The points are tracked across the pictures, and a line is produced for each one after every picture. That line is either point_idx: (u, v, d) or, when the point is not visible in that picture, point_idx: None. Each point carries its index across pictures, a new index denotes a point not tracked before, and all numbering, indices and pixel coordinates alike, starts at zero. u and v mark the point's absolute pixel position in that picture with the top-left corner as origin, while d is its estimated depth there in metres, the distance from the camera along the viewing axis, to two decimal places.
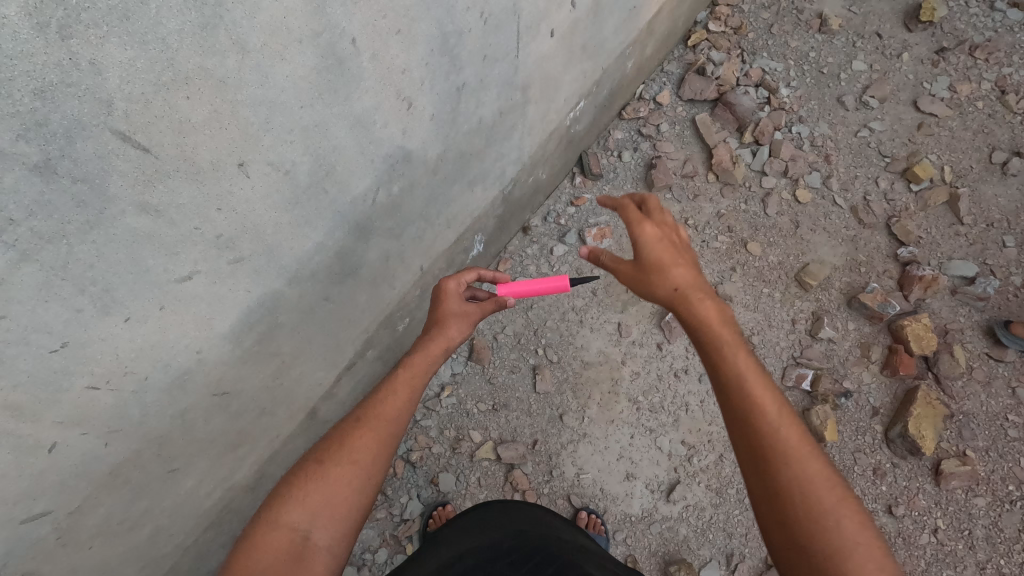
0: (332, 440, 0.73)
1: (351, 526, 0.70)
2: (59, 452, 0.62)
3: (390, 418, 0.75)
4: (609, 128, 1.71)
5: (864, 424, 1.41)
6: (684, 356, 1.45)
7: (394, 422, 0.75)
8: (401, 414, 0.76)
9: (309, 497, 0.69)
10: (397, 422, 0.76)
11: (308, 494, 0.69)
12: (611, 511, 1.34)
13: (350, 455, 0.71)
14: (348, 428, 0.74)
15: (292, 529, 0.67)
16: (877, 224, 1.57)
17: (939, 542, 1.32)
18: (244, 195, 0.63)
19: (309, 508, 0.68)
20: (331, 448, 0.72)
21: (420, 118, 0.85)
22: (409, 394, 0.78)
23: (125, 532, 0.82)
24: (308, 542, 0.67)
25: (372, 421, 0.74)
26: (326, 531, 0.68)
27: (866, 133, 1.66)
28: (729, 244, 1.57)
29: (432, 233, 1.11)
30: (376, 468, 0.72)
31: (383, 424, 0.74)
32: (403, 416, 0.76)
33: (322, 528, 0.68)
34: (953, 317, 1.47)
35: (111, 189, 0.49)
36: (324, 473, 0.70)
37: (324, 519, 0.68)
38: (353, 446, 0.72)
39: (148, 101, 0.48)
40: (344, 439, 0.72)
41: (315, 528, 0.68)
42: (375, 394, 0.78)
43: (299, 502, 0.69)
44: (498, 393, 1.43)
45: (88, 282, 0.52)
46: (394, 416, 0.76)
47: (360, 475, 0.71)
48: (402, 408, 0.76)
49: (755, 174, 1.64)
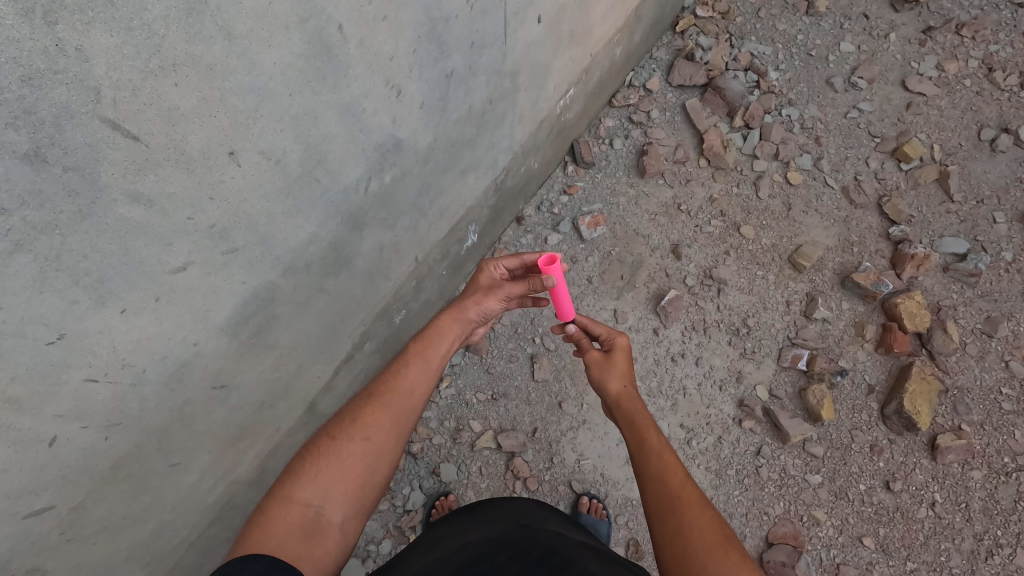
0: (348, 417, 0.77)
1: (363, 503, 0.74)
2: (59, 446, 0.63)
3: (404, 393, 0.80)
4: (600, 116, 1.71)
5: (860, 402, 1.43)
6: (680, 340, 1.47)
7: (410, 399, 0.81)
8: (417, 390, 0.82)
9: (322, 475, 0.72)
10: (411, 403, 0.81)
11: (322, 471, 0.72)
12: (612, 496, 1.35)
13: (363, 432, 0.76)
14: (363, 403, 0.79)
15: (306, 504, 0.70)
16: (869, 204, 1.58)
17: (936, 516, 1.33)
18: (236, 184, 0.63)
19: (322, 485, 0.71)
20: (345, 424, 0.76)
21: (410, 106, 0.85)
22: (423, 376, 0.83)
23: (129, 527, 0.83)
24: (321, 518, 0.69)
25: (388, 397, 0.79)
26: (338, 508, 0.71)
27: (856, 114, 1.66)
28: (722, 228, 1.57)
29: (426, 223, 1.11)
30: (390, 445, 0.77)
31: (397, 403, 0.79)
32: (417, 393, 0.82)
33: (334, 504, 0.71)
34: (946, 294, 1.49)
35: (102, 178, 0.49)
36: (337, 448, 0.74)
37: (337, 496, 0.72)
38: (365, 421, 0.77)
39: (137, 89, 0.48)
40: (359, 415, 0.77)
41: (327, 504, 0.71)
42: (390, 375, 0.82)
43: (313, 480, 0.71)
44: (497, 382, 1.44)
45: (82, 273, 0.52)
46: (409, 392, 0.81)
47: (372, 450, 0.75)
48: (417, 384, 0.82)
49: (746, 157, 1.65)
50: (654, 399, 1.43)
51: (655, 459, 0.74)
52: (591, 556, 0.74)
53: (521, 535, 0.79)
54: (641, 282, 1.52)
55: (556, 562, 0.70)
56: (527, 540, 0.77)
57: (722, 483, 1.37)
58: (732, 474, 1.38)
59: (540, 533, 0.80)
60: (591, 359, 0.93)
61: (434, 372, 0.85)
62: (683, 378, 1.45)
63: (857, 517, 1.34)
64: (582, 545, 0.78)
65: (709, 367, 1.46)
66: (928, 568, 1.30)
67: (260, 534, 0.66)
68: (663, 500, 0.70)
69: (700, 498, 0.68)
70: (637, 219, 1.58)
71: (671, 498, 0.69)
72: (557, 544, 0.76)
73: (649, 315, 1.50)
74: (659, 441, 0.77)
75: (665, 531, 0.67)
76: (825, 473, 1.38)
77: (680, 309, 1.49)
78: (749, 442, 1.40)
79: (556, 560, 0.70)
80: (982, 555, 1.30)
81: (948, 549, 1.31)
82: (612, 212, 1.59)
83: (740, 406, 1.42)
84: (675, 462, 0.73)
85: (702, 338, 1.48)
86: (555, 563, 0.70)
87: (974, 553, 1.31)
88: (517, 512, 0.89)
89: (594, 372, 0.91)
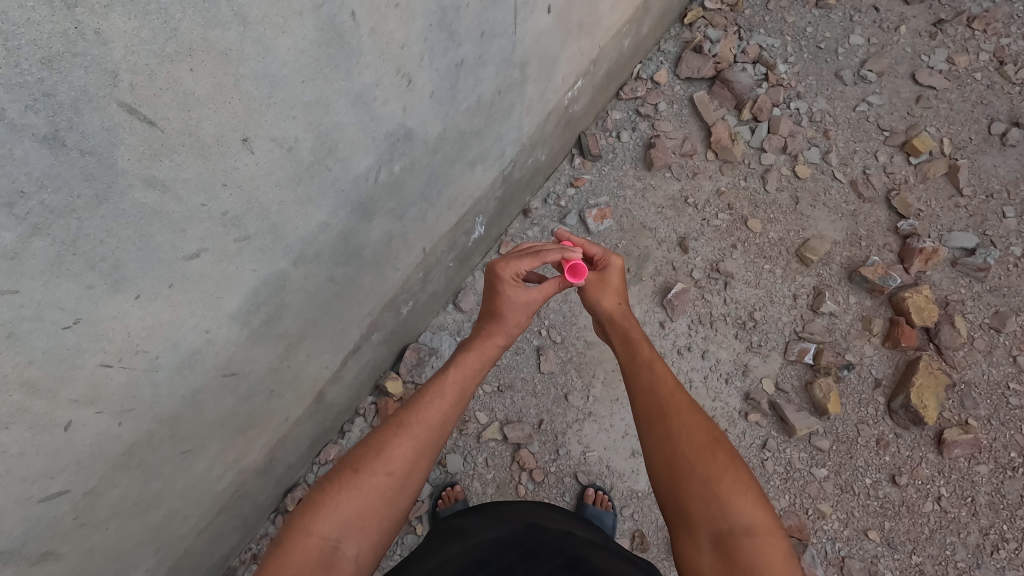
0: (373, 447, 0.77)
1: (381, 537, 0.74)
2: (74, 431, 0.63)
3: (431, 425, 0.80)
4: (606, 109, 1.70)
5: (867, 396, 1.42)
6: (686, 333, 1.47)
7: (434, 432, 0.80)
8: (443, 421, 0.82)
9: (341, 507, 0.72)
10: (436, 436, 0.80)
11: (342, 504, 0.72)
12: (617, 488, 1.36)
13: (387, 465, 0.75)
14: (389, 435, 0.78)
15: (323, 537, 0.70)
16: (877, 197, 1.57)
17: (942, 510, 1.34)
18: (249, 170, 0.63)
19: (341, 519, 0.71)
20: (369, 456, 0.76)
21: (420, 96, 0.85)
22: (449, 408, 0.83)
23: (141, 513, 0.84)
24: (338, 553, 0.70)
25: (415, 430, 0.79)
26: (355, 542, 0.71)
27: (865, 107, 1.65)
28: (729, 222, 1.57)
29: (434, 214, 1.11)
30: (411, 480, 0.77)
31: (424, 436, 0.79)
32: (443, 423, 0.81)
33: (353, 539, 0.71)
34: (954, 288, 1.48)
35: (119, 162, 0.49)
36: (359, 481, 0.74)
37: (355, 531, 0.72)
38: (390, 455, 0.76)
39: (153, 73, 0.48)
40: (384, 447, 0.77)
41: (346, 539, 0.71)
42: (418, 405, 0.82)
43: (333, 511, 0.72)
44: (503, 374, 1.44)
45: (98, 258, 0.53)
46: (434, 424, 0.80)
47: (394, 486, 0.75)
48: (443, 414, 0.82)
49: (754, 151, 1.64)
50: None
51: (648, 372, 0.84)
52: (598, 554, 0.75)
53: (528, 533, 0.79)
54: (647, 275, 1.52)
55: (565, 559, 0.71)
56: (535, 537, 0.78)
57: None
58: None
59: (549, 532, 0.80)
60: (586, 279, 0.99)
61: (459, 405, 0.84)
62: (689, 371, 1.45)
63: (863, 510, 1.35)
64: (589, 543, 0.79)
65: (715, 360, 1.45)
66: (934, 561, 1.31)
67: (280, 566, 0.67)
68: (656, 406, 0.79)
69: (690, 406, 0.78)
70: (644, 212, 1.58)
71: (662, 406, 0.79)
72: (564, 542, 0.77)
73: (655, 308, 1.49)
74: (650, 355, 0.87)
75: (657, 433, 0.77)
76: (831, 466, 1.38)
77: (686, 302, 1.49)
78: (754, 436, 1.40)
79: (565, 557, 0.71)
80: (988, 549, 1.31)
81: (953, 543, 1.31)
82: (619, 205, 1.59)
83: (746, 399, 1.42)
84: (666, 373, 0.83)
85: (709, 331, 1.48)
86: (563, 561, 0.70)
87: (979, 547, 1.31)
88: (522, 512, 0.89)
89: (588, 292, 0.98)
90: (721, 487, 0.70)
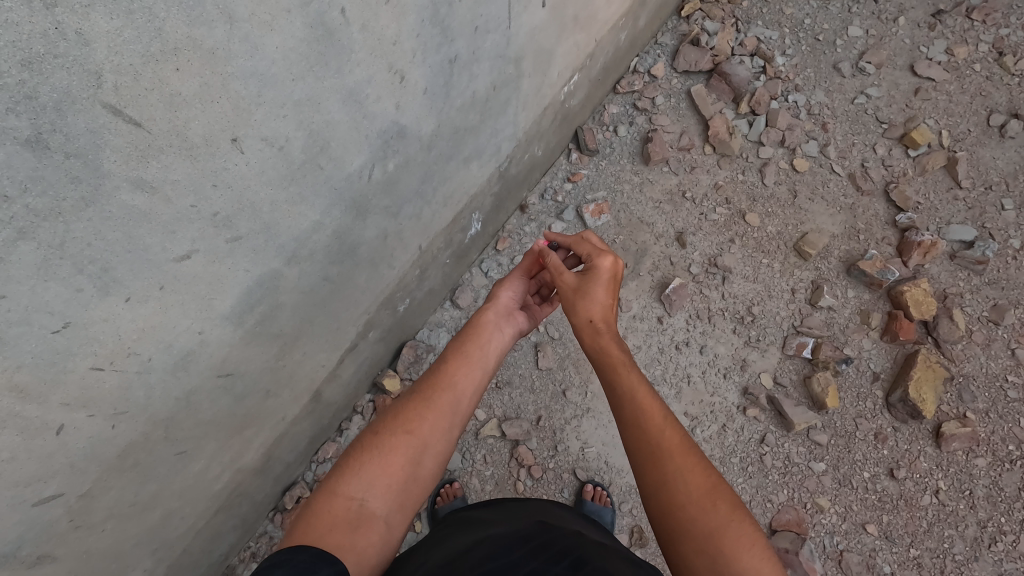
0: (392, 413, 0.77)
1: (407, 499, 0.72)
2: (67, 435, 0.63)
3: (448, 389, 0.80)
4: (604, 103, 1.69)
5: (865, 390, 1.42)
6: (684, 328, 1.47)
7: (455, 396, 0.80)
8: (462, 386, 0.82)
9: (366, 469, 0.71)
10: (460, 397, 0.81)
11: (365, 466, 0.71)
12: (616, 483, 1.36)
13: (407, 426, 0.75)
14: (407, 401, 0.78)
15: (350, 497, 0.68)
16: (875, 190, 1.56)
17: (940, 503, 1.34)
18: (239, 171, 0.62)
19: (365, 478, 0.70)
20: (389, 420, 0.76)
21: (413, 92, 0.84)
22: (469, 372, 0.83)
23: (137, 514, 0.84)
24: (365, 510, 0.68)
25: (434, 393, 0.79)
26: (382, 501, 0.69)
27: (864, 99, 1.64)
28: (727, 216, 1.56)
29: (429, 211, 1.11)
30: (434, 441, 0.76)
31: (444, 397, 0.79)
32: (462, 388, 0.82)
33: (378, 496, 0.69)
34: (952, 281, 1.48)
35: (105, 165, 0.49)
36: (381, 444, 0.73)
37: (380, 489, 0.70)
38: (410, 417, 0.76)
39: (138, 73, 0.47)
40: (403, 412, 0.77)
41: (371, 497, 0.69)
42: (435, 373, 0.83)
43: (358, 474, 0.70)
44: (501, 371, 1.44)
45: (86, 261, 0.52)
46: (453, 388, 0.81)
47: (416, 444, 0.74)
48: (460, 379, 0.82)
49: (752, 144, 1.63)
50: (657, 387, 1.43)
51: (631, 407, 0.75)
52: (603, 556, 0.74)
53: (534, 531, 0.78)
54: (645, 270, 1.52)
55: (570, 560, 0.69)
56: (539, 537, 0.77)
57: (725, 471, 1.37)
58: (736, 461, 1.38)
59: (557, 530, 0.80)
60: (568, 284, 0.90)
61: (478, 369, 0.85)
62: (687, 366, 1.44)
63: (861, 504, 1.35)
64: (594, 544, 0.78)
65: (714, 355, 1.45)
66: (931, 554, 1.31)
67: (307, 527, 0.64)
68: (645, 451, 0.71)
69: (683, 446, 0.70)
70: (642, 207, 1.57)
71: (652, 450, 0.70)
72: (569, 542, 0.76)
73: (653, 303, 1.49)
74: (634, 385, 0.77)
75: (649, 481, 0.69)
76: (829, 460, 1.38)
77: (684, 297, 1.48)
78: (753, 430, 1.40)
79: (569, 557, 0.70)
80: (985, 542, 1.31)
81: (951, 536, 1.32)
82: (616, 200, 1.58)
83: (744, 394, 1.42)
84: (652, 408, 0.74)
85: (707, 326, 1.47)
86: (570, 559, 0.70)
87: (977, 539, 1.31)
88: (530, 510, 0.89)
89: (568, 299, 0.89)
90: (725, 541, 0.63)
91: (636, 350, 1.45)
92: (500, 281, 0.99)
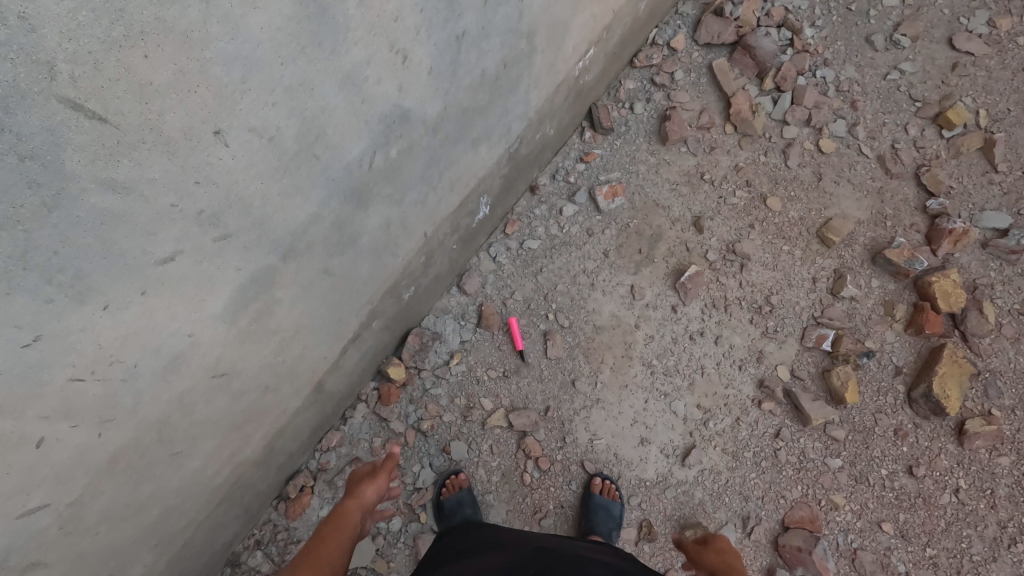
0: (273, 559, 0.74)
1: None
2: (49, 446, 0.59)
3: (332, 554, 0.80)
4: (619, 78, 1.60)
5: (886, 384, 1.37)
6: (699, 318, 1.41)
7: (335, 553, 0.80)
8: (340, 549, 0.82)
9: None
10: (336, 554, 0.80)
11: None
12: (625, 476, 1.33)
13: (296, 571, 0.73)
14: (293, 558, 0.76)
15: None
16: (905, 173, 1.48)
17: (960, 502, 1.30)
18: (224, 165, 0.57)
19: None
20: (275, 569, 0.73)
21: (417, 73, 0.78)
22: (342, 542, 0.84)
23: (134, 515, 0.81)
24: None
25: (312, 548, 0.79)
26: None
27: (897, 75, 1.54)
28: (747, 200, 1.49)
29: (435, 197, 1.05)
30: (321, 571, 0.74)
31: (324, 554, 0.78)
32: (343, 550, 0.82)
33: None
34: (983, 272, 1.40)
35: (68, 165, 0.44)
36: None
37: None
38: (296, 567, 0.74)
39: (99, 62, 0.42)
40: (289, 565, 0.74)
41: None
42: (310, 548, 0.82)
43: None
44: (509, 359, 1.39)
45: (54, 269, 0.47)
46: (336, 554, 0.80)
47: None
48: (340, 547, 0.82)
49: (775, 123, 1.54)
50: (670, 378, 1.38)
51: None
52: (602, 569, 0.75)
53: (527, 556, 0.78)
54: (660, 256, 1.45)
55: None
56: (535, 560, 0.77)
57: (738, 465, 1.34)
58: (749, 456, 1.34)
59: (556, 556, 0.78)
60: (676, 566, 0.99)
61: (347, 537, 0.86)
62: (702, 356, 1.39)
63: (877, 502, 1.31)
64: (590, 560, 0.79)
65: (729, 346, 1.40)
66: (948, 554, 1.28)
67: None
68: None
69: None
70: (657, 189, 1.50)
71: None
72: (565, 562, 0.76)
73: (667, 291, 1.43)
74: None
75: None
76: (846, 456, 1.34)
77: (700, 286, 1.42)
78: (767, 425, 1.36)
79: None
80: (1005, 542, 1.27)
81: (970, 536, 1.28)
82: (631, 181, 1.51)
83: (759, 386, 1.37)
84: None
85: (723, 316, 1.42)
86: None
87: (996, 540, 1.28)
88: (527, 538, 0.87)
89: None
90: None
91: (649, 339, 1.40)
92: (359, 483, 1.05)
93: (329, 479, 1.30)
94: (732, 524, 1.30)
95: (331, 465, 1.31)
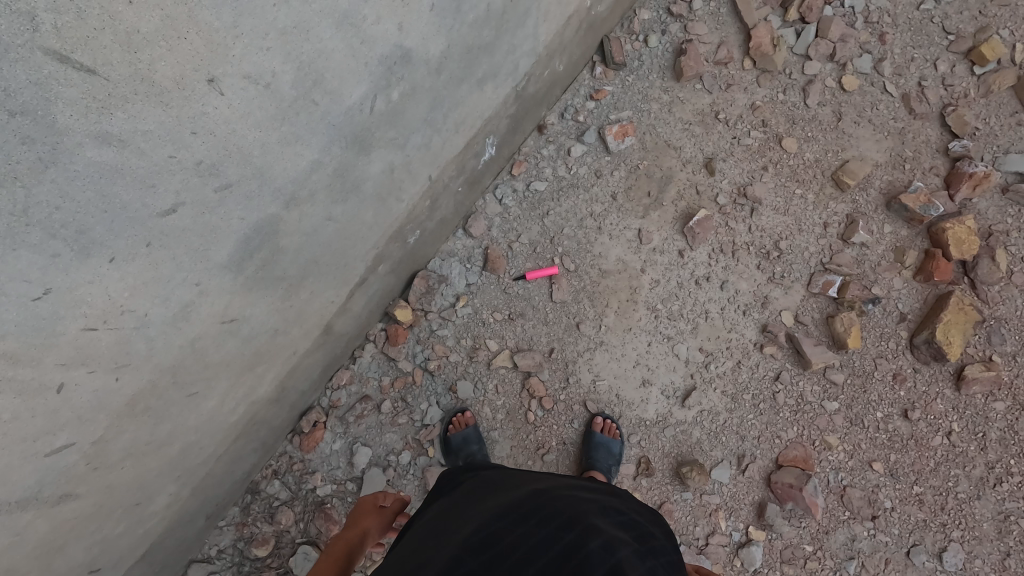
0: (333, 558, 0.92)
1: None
2: (69, 391, 0.62)
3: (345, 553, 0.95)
4: (634, 7, 1.51)
5: (889, 330, 1.38)
6: (706, 263, 1.40)
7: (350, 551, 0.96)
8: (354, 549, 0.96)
9: None
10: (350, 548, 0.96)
11: None
12: (626, 416, 1.37)
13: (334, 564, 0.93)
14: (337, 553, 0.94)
15: None
16: (930, 113, 1.41)
17: (951, 444, 1.34)
18: (221, 114, 0.55)
19: None
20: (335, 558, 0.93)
21: (418, 9, 0.74)
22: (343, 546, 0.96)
23: (155, 451, 0.85)
24: None
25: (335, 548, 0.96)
26: None
27: (932, 5, 1.43)
28: (762, 141, 1.43)
29: (440, 139, 1.02)
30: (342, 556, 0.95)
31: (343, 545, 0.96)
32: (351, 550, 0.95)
33: None
34: (1000, 218, 1.37)
35: (59, 120, 0.43)
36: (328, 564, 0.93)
37: None
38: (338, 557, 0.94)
39: (82, 10, 0.40)
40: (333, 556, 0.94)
41: None
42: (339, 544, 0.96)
43: None
44: (514, 302, 1.40)
45: (57, 225, 0.48)
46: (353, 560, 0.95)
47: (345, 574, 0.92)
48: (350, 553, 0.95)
49: (797, 58, 1.46)
50: (674, 322, 1.39)
51: None
52: (600, 511, 0.79)
53: (526, 497, 0.81)
54: (669, 200, 1.43)
55: (564, 517, 0.75)
56: (536, 501, 0.80)
57: (736, 407, 1.37)
58: (748, 398, 1.37)
59: (546, 491, 0.83)
60: None
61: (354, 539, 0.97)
62: (706, 301, 1.39)
63: (870, 442, 1.35)
64: (589, 498, 0.83)
65: (734, 291, 1.40)
66: (934, 492, 1.33)
67: None
68: None
69: None
70: (669, 128, 1.45)
71: None
72: (563, 502, 0.80)
73: (675, 236, 1.41)
74: None
75: None
76: (843, 399, 1.37)
77: (709, 230, 1.40)
78: (768, 368, 1.38)
79: (562, 515, 0.76)
80: (991, 482, 1.32)
81: (957, 475, 1.33)
82: (642, 121, 1.45)
83: (763, 331, 1.38)
84: None
85: (730, 261, 1.40)
86: (563, 519, 0.75)
87: (982, 479, 1.32)
88: (524, 478, 0.91)
89: None
90: None
91: (654, 284, 1.40)
92: (371, 517, 1.01)
93: (341, 415, 1.35)
94: (727, 462, 1.35)
95: (342, 403, 1.35)
